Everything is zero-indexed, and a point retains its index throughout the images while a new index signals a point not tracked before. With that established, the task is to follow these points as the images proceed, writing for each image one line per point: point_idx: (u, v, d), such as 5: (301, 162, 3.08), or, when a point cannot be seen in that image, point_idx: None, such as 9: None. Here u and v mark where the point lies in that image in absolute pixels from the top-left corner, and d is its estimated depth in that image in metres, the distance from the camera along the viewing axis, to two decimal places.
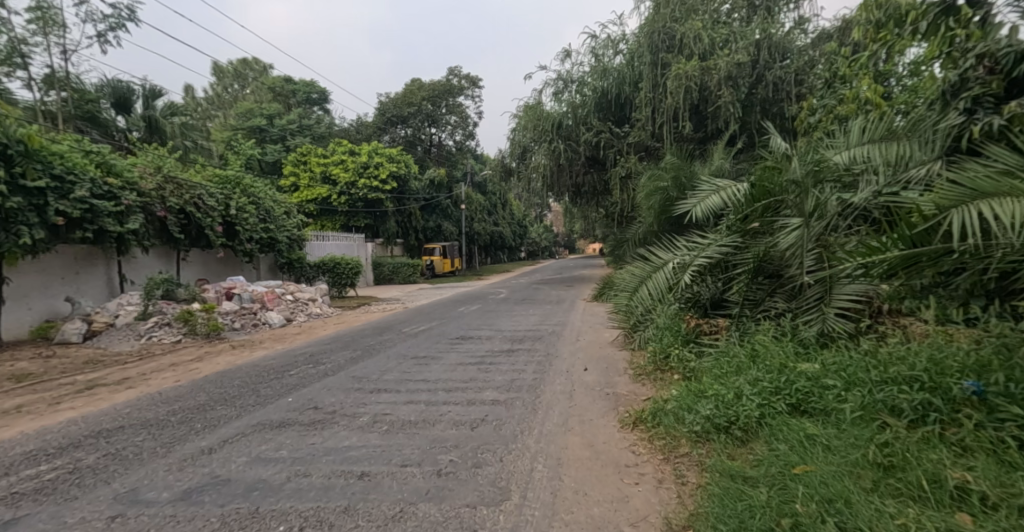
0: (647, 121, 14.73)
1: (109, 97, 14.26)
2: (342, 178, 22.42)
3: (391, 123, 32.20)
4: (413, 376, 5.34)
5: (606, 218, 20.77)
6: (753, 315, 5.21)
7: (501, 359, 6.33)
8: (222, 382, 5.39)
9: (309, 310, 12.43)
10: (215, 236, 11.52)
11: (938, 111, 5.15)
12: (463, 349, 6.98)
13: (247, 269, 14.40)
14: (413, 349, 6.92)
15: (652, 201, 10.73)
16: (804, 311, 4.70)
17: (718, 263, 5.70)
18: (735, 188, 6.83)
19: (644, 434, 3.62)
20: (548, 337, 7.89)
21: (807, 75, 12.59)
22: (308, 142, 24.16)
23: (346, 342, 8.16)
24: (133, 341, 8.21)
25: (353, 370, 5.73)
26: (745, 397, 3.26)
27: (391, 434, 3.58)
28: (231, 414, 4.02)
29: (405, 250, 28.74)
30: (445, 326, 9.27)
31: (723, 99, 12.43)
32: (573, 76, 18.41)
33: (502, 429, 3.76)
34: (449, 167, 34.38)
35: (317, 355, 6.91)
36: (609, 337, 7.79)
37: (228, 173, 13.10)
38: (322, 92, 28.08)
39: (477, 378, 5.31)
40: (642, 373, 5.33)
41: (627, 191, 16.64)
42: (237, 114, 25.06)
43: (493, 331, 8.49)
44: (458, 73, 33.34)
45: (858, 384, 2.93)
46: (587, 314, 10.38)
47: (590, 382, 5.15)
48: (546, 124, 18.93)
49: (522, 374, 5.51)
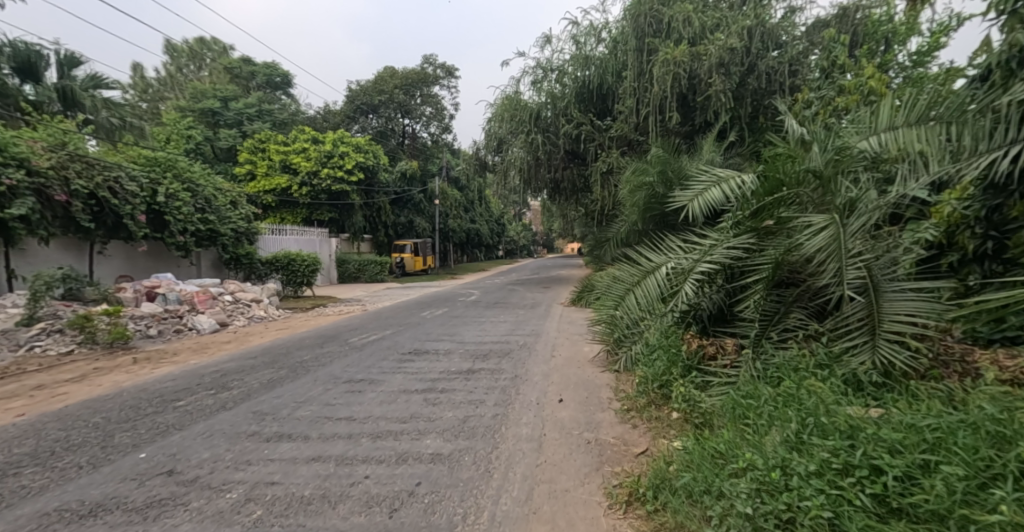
0: (631, 114, 13.72)
1: (9, 61, 12.39)
2: (303, 168, 20.83)
3: (362, 112, 30.57)
4: (334, 412, 4.06)
5: (585, 216, 19.78)
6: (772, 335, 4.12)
7: (456, 384, 5.10)
8: (72, 420, 3.99)
9: (250, 313, 11.00)
10: (137, 227, 10.00)
11: (998, 86, 3.96)
12: (412, 370, 5.71)
13: (185, 265, 12.81)
14: (353, 368, 5.65)
15: (636, 197, 9.70)
16: (842, 334, 3.63)
17: (723, 270, 4.62)
18: (738, 180, 5.79)
19: (643, 523, 2.46)
20: (518, 352, 6.71)
21: (801, 66, 11.72)
22: (267, 128, 22.44)
23: (276, 356, 6.82)
24: (8, 353, 6.75)
25: (262, 399, 4.43)
26: (800, 481, 2.13)
27: (258, 530, 2.30)
28: (32, 486, 2.70)
29: (374, 246, 27.25)
30: (400, 336, 7.99)
31: (713, 88, 11.45)
32: (552, 64, 17.28)
33: (433, 515, 2.52)
34: (424, 161, 32.99)
35: (227, 376, 5.52)
36: (588, 354, 6.64)
37: (158, 156, 11.54)
38: (286, 76, 26.27)
39: (420, 415, 4.08)
40: (632, 409, 4.21)
41: (608, 187, 15.69)
42: (189, 96, 23.11)
43: (454, 343, 7.28)
44: (433, 61, 31.94)
45: (999, 481, 1.80)
46: (564, 323, 9.25)
47: (566, 422, 4.00)
48: (523, 115, 17.77)
49: (478, 408, 4.30)
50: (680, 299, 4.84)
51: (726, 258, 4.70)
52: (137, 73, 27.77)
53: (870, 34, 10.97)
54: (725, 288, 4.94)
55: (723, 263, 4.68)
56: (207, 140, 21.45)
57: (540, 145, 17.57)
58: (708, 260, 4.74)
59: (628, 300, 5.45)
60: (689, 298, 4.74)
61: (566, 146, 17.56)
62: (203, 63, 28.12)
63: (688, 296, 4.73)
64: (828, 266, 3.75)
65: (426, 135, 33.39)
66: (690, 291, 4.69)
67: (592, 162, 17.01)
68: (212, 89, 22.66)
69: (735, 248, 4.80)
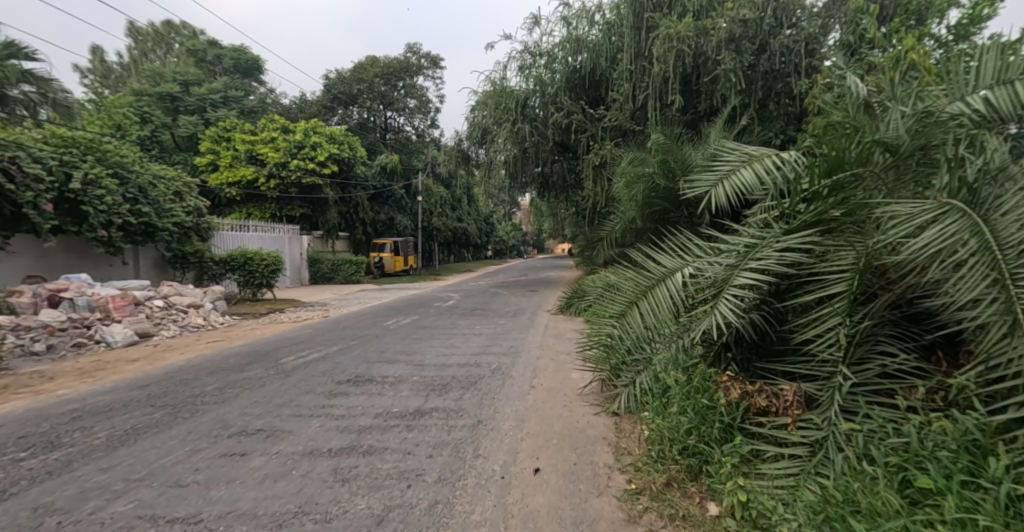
0: (626, 101, 12.43)
1: None
2: (270, 158, 19.26)
3: (340, 102, 28.88)
4: (172, 507, 2.48)
5: (575, 213, 18.47)
6: (873, 387, 2.67)
7: (391, 439, 3.57)
8: None
9: (184, 321, 9.45)
10: (41, 217, 8.42)
11: None
12: (339, 412, 4.15)
13: (118, 265, 11.23)
14: (258, 409, 4.10)
15: (634, 191, 8.33)
16: (1011, 393, 2.19)
17: (775, 279, 3.11)
18: (779, 158, 4.41)
19: None
20: (490, 383, 5.21)
21: (818, 44, 10.41)
22: (233, 116, 20.76)
23: (176, 382, 5.22)
24: None
25: (81, 471, 2.86)
26: None
27: None
28: None
29: (351, 245, 25.61)
30: (347, 355, 6.44)
31: (722, 66, 10.08)
32: (541, 49, 15.85)
33: None
34: (407, 156, 31.48)
35: (75, 421, 3.88)
36: (577, 385, 5.17)
37: (78, 136, 10.02)
38: (256, 62, 24.53)
39: (313, 511, 2.53)
40: (648, 493, 2.74)
41: (601, 182, 14.34)
42: (147, 79, 21.26)
43: (411, 368, 5.78)
44: (417, 51, 30.46)
45: None
46: (550, 337, 7.79)
47: (545, 522, 2.51)
48: (508, 103, 16.29)
49: (410, 493, 2.77)
50: (711, 323, 3.31)
51: (778, 262, 3.21)
52: (96, 57, 25.85)
53: (902, 5, 9.91)
54: (774, 308, 3.37)
55: (775, 270, 3.18)
56: (165, 127, 19.70)
57: (527, 136, 16.19)
58: (752, 267, 3.26)
59: (636, 318, 4.09)
60: (726, 324, 3.19)
61: (555, 138, 16.19)
62: (169, 48, 26.31)
63: (721, 322, 3.21)
64: (974, 281, 2.35)
65: (410, 129, 31.81)
66: (728, 314, 3.18)
67: (583, 155, 15.66)
68: (172, 72, 20.89)
69: (790, 250, 3.34)
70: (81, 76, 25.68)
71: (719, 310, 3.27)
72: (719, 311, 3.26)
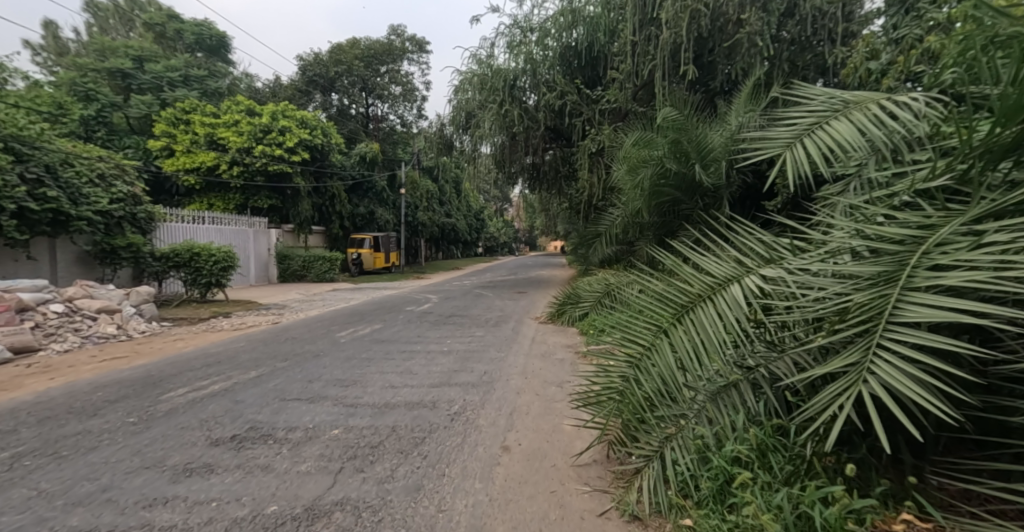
0: (628, 76, 10.81)
1: None
2: (232, 143, 17.46)
3: (317, 87, 26.94)
4: None
5: (568, 207, 16.87)
6: None
7: None
8: None
9: (88, 331, 7.71)
10: None
11: None
12: (169, 518, 2.40)
13: (25, 261, 9.70)
14: (26, 514, 2.37)
15: (639, 176, 6.68)
16: None
17: (1020, 312, 1.42)
18: (896, 105, 2.76)
19: None
20: (443, 444, 3.50)
21: (857, 4, 8.84)
22: (193, 96, 18.90)
23: None
24: None
25: None
26: None
27: None
28: None
29: (327, 240, 23.80)
30: (259, 388, 4.71)
31: (746, 28, 8.50)
32: (531, 23, 14.12)
33: None
34: (391, 146, 29.73)
35: None
36: (572, 448, 3.49)
37: None
38: (222, 39, 22.62)
39: None
40: None
41: (598, 171, 12.73)
42: (96, 54, 19.27)
43: (336, 413, 4.06)
44: (401, 33, 28.78)
45: None
46: (537, 359, 6.11)
47: None
48: (495, 82, 14.54)
49: None
50: (849, 397, 1.63)
51: (1008, 274, 1.52)
52: (49, 32, 23.78)
53: None
54: (957, 367, 1.72)
55: (1009, 288, 1.48)
56: (115, 107, 17.76)
57: (515, 120, 14.53)
58: (947, 282, 1.56)
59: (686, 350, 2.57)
60: (907, 425, 1.45)
61: (547, 123, 14.60)
62: (132, 24, 24.31)
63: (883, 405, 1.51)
64: None
65: (395, 118, 29.97)
66: (907, 389, 1.47)
67: (579, 142, 14.06)
68: (125, 46, 19.01)
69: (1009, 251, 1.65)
70: (33, 53, 23.61)
71: (872, 371, 1.58)
72: (870, 371, 1.59)
